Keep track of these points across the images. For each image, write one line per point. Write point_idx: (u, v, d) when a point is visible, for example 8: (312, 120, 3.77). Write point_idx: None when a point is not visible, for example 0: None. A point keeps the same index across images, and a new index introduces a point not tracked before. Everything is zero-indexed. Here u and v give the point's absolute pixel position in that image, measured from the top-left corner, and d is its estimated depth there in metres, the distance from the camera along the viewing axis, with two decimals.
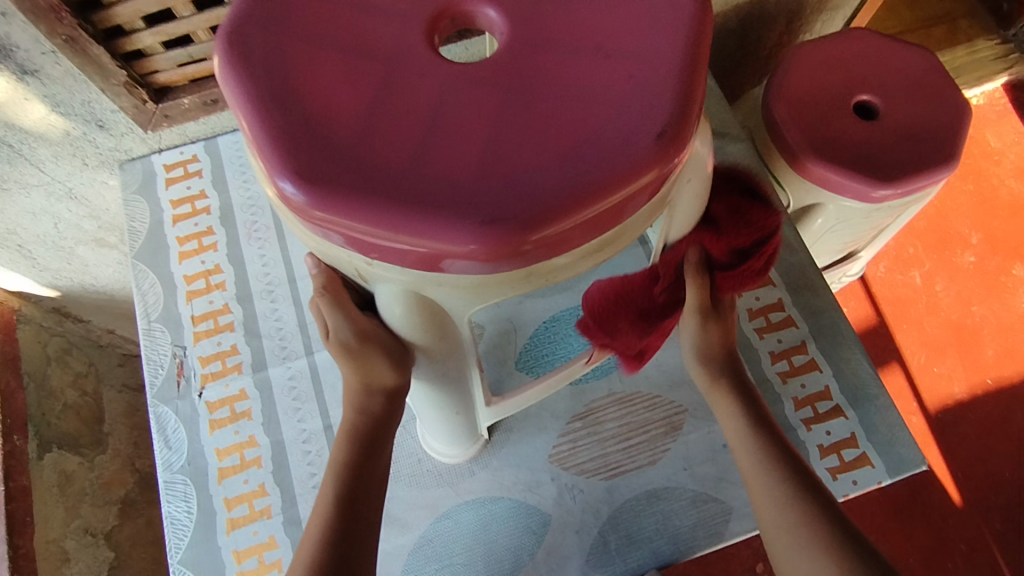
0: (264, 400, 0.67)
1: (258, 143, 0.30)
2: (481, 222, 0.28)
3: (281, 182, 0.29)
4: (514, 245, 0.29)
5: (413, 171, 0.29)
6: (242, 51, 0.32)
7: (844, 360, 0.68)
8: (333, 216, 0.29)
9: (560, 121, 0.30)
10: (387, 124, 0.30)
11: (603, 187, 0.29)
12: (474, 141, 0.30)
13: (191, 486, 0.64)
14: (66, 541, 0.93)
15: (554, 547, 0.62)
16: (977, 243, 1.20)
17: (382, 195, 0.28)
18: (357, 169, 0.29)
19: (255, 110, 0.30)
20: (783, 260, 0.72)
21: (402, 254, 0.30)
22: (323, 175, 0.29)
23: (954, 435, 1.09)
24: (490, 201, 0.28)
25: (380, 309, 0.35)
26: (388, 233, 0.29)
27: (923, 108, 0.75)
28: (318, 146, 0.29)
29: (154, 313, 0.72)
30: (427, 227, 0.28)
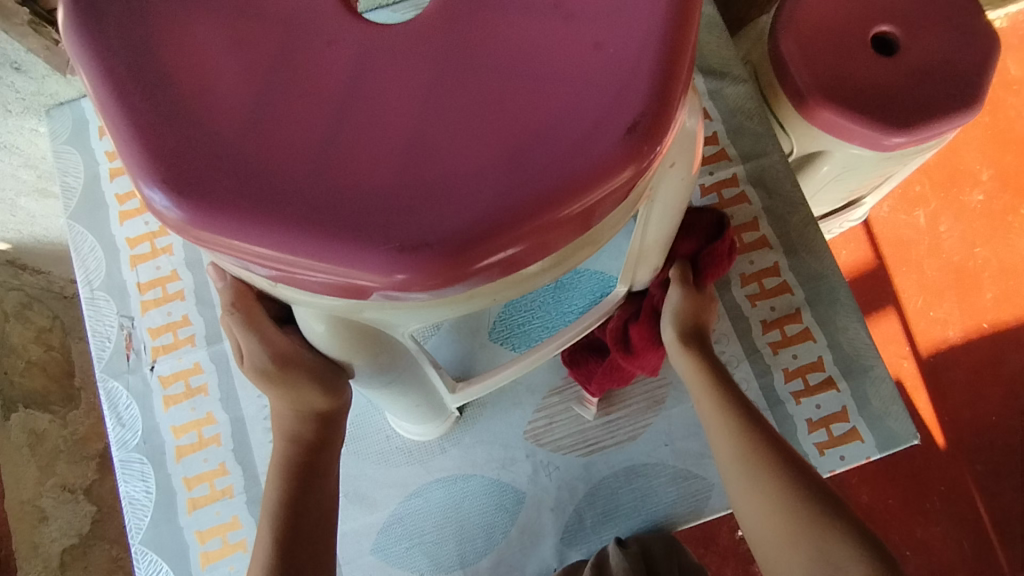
0: (220, 374, 0.63)
1: (119, 139, 0.23)
2: (402, 247, 0.22)
3: (149, 192, 0.23)
4: (448, 274, 0.23)
5: (314, 178, 0.23)
6: (96, 13, 0.25)
7: (839, 329, 0.64)
8: (216, 237, 0.23)
9: (506, 107, 0.23)
10: (282, 114, 0.23)
11: (558, 196, 0.23)
12: (393, 135, 0.23)
13: (148, 465, 0.61)
14: (43, 500, 0.92)
15: (528, 524, 0.60)
16: (987, 180, 1.13)
17: (276, 212, 0.22)
18: (245, 177, 0.23)
19: (115, 96, 0.24)
20: (783, 219, 0.67)
21: (309, 280, 0.24)
22: (202, 185, 0.23)
23: (945, 382, 1.07)
24: (413, 219, 0.22)
25: (302, 326, 0.30)
26: (288, 259, 0.23)
27: (950, 41, 0.66)
28: (194, 146, 0.23)
29: (97, 280, 0.66)
30: (332, 251, 0.22)
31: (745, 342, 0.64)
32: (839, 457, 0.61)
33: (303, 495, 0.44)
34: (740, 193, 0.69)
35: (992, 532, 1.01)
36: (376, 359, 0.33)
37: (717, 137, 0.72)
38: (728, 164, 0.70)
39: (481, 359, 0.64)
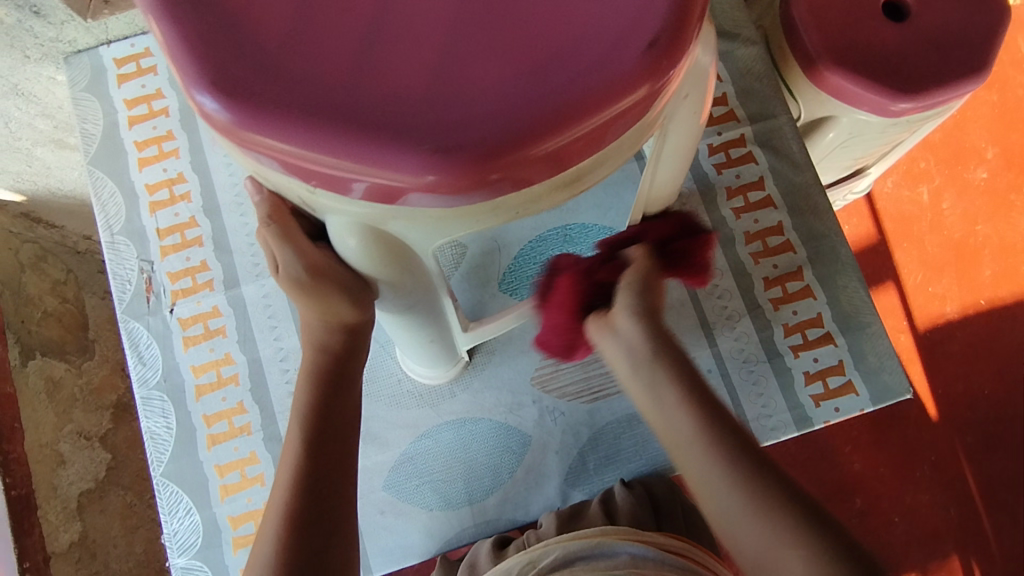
0: (239, 318, 0.65)
1: (168, 46, 0.25)
2: (434, 150, 0.24)
3: (198, 96, 0.24)
4: (476, 177, 0.24)
5: (354, 86, 0.24)
6: None
7: (839, 288, 0.65)
8: (261, 141, 0.25)
9: (532, 24, 0.25)
10: (323, 27, 0.25)
11: (582, 106, 0.24)
12: (427, 49, 0.25)
13: (168, 403, 0.63)
14: (61, 445, 0.95)
15: (533, 465, 0.62)
16: (992, 158, 1.14)
17: (317, 117, 0.24)
18: (288, 83, 0.24)
19: (163, 6, 0.25)
20: (788, 180, 0.68)
21: (349, 185, 0.25)
22: (247, 89, 0.24)
23: (940, 355, 1.09)
24: (445, 124, 0.24)
25: (335, 241, 0.32)
26: (327, 161, 0.24)
27: (960, 9, 0.67)
28: (241, 54, 0.25)
29: (117, 225, 0.67)
30: (372, 152, 0.24)
31: (747, 298, 0.66)
32: (835, 409, 0.63)
33: (327, 416, 0.47)
34: (747, 152, 0.70)
35: (977, 498, 1.04)
36: (400, 273, 0.35)
37: (726, 97, 0.73)
38: (737, 124, 0.71)
39: (491, 309, 0.66)
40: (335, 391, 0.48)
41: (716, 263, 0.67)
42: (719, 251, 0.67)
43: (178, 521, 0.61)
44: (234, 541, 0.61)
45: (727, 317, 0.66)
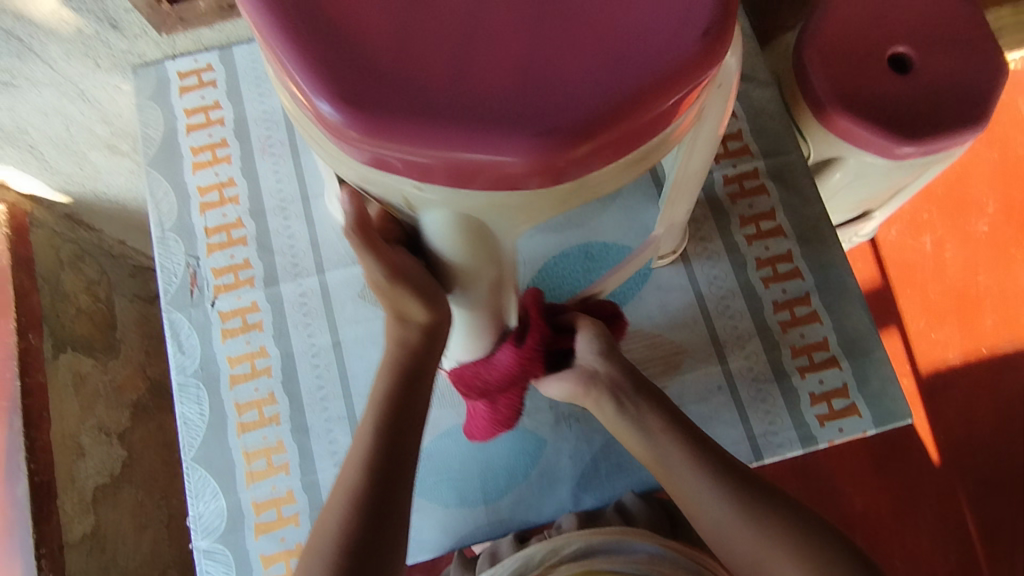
0: (275, 313, 0.69)
1: (291, 66, 0.29)
2: (538, 133, 0.28)
3: (322, 105, 0.29)
4: (573, 154, 0.29)
5: (458, 84, 0.29)
6: None
7: (845, 315, 0.69)
8: (383, 139, 0.29)
9: (599, 28, 0.30)
10: (422, 33, 0.29)
11: (652, 92, 0.29)
12: (515, 50, 0.29)
13: (203, 390, 0.67)
14: (82, 437, 0.97)
15: (547, 468, 0.65)
16: (993, 212, 1.18)
17: (432, 113, 0.29)
18: (400, 87, 0.29)
19: (281, 30, 0.29)
20: (797, 212, 0.73)
21: (462, 170, 0.30)
22: (365, 97, 0.29)
23: (942, 398, 1.11)
24: (544, 112, 0.29)
25: (429, 223, 0.38)
26: (443, 150, 0.29)
27: (960, 64, 0.72)
28: (357, 65, 0.29)
29: (168, 222, 0.72)
30: (482, 139, 0.29)
31: (757, 319, 0.69)
32: (838, 430, 0.66)
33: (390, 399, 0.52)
34: (760, 185, 0.75)
35: (979, 542, 1.05)
36: (475, 252, 0.42)
37: (741, 134, 0.77)
38: (751, 158, 0.76)
39: None
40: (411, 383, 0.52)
41: (727, 285, 0.71)
42: (731, 274, 0.71)
43: (204, 504, 0.64)
44: (257, 526, 0.63)
45: (738, 336, 0.69)
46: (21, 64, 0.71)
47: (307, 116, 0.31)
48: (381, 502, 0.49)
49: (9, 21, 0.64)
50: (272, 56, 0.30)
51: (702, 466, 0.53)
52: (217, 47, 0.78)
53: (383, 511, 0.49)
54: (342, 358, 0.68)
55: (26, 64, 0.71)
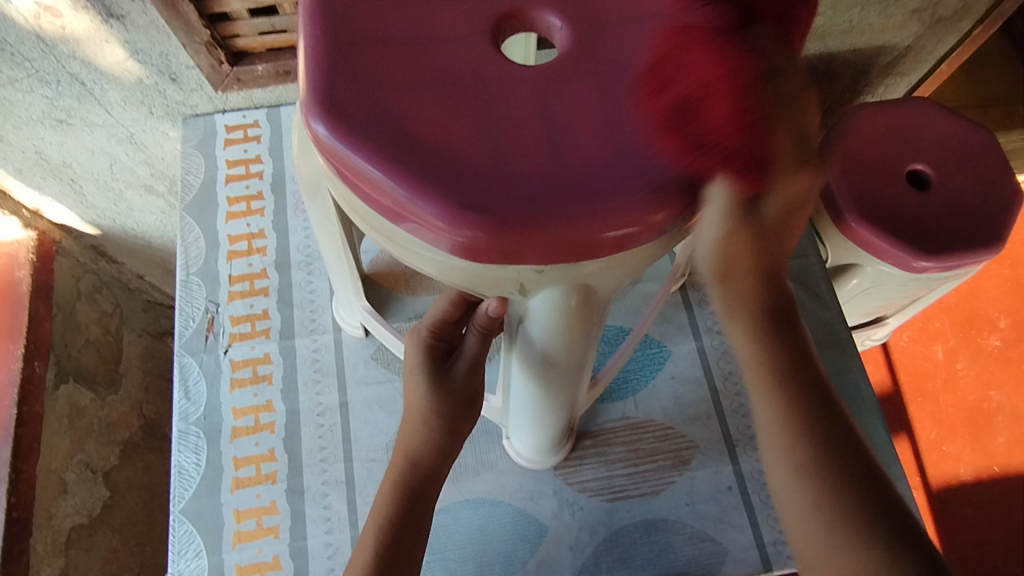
0: (286, 367, 0.69)
1: (408, 191, 0.32)
2: (653, 191, 0.32)
3: (447, 213, 0.32)
4: (682, 203, 0.33)
5: (561, 169, 0.33)
6: (339, 113, 0.33)
7: (861, 424, 0.68)
8: (515, 233, 0.32)
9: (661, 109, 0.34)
10: (510, 132, 0.33)
11: None
12: (593, 134, 0.34)
13: (203, 440, 0.66)
14: (67, 473, 0.94)
15: (547, 559, 0.62)
16: (1005, 328, 1.18)
17: (551, 195, 0.32)
18: (511, 182, 0.32)
19: (388, 160, 0.32)
20: (815, 314, 0.73)
21: (590, 245, 0.33)
22: (487, 199, 0.32)
23: (953, 517, 1.08)
24: (645, 176, 0.33)
25: (539, 309, 0.40)
26: (569, 228, 0.32)
27: (975, 187, 0.75)
28: (467, 169, 0.32)
29: (194, 266, 0.74)
30: (602, 208, 0.32)
31: None
32: None
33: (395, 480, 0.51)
34: None
35: None
36: (573, 343, 0.44)
37: None
38: None
39: None
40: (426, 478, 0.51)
41: (742, 382, 0.70)
42: None
43: (185, 563, 0.61)
44: None
45: (751, 437, 0.67)
46: (78, 106, 0.75)
47: (424, 233, 0.34)
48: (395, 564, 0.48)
49: (77, 66, 0.69)
50: (376, 184, 0.33)
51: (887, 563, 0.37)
52: (266, 106, 0.82)
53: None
54: (348, 419, 0.67)
55: (84, 106, 0.75)
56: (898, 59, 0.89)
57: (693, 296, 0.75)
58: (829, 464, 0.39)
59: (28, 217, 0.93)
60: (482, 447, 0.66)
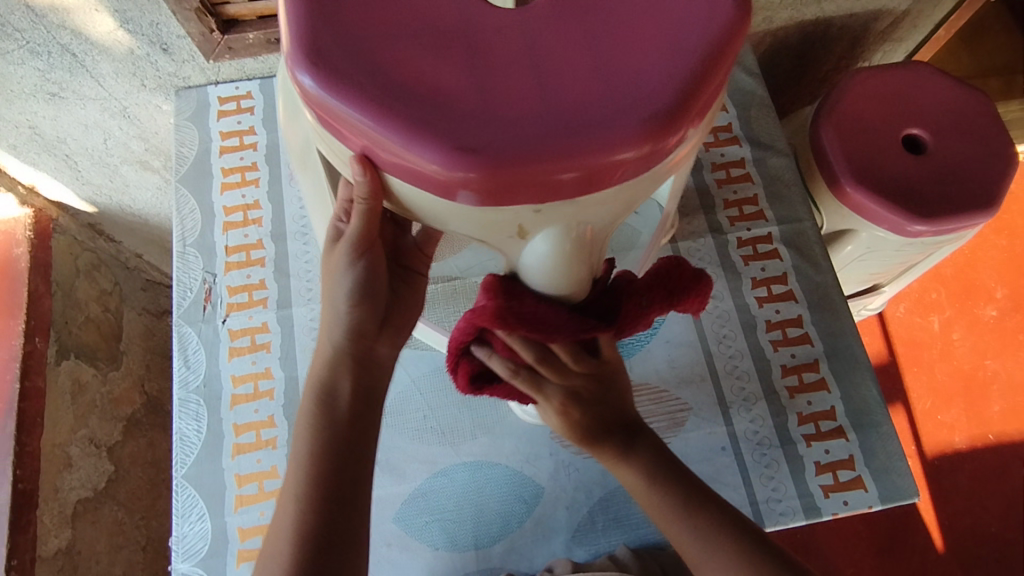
0: (284, 336, 0.69)
1: (404, 138, 0.33)
2: (646, 121, 0.33)
3: (438, 154, 0.32)
4: (669, 137, 0.33)
5: (552, 106, 0.33)
6: (325, 62, 0.34)
7: (853, 385, 0.68)
8: (513, 170, 0.32)
9: (646, 45, 0.34)
10: (495, 73, 0.33)
11: (711, 72, 0.34)
12: (578, 73, 0.34)
13: (203, 407, 0.66)
14: (71, 447, 0.95)
15: (543, 518, 0.63)
16: (1001, 298, 1.18)
17: (539, 133, 0.32)
18: (499, 121, 0.32)
19: (377, 105, 0.33)
20: (809, 278, 0.73)
21: (580, 181, 0.33)
22: (476, 138, 0.32)
23: (946, 482, 1.09)
24: (631, 110, 0.33)
25: (529, 252, 0.40)
26: (559, 165, 0.32)
27: (972, 151, 0.74)
28: (460, 111, 0.32)
29: (190, 237, 0.74)
30: (591, 144, 0.32)
31: (765, 382, 0.69)
32: (843, 502, 0.64)
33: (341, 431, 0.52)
34: (773, 249, 0.75)
35: None
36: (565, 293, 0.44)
37: (757, 199, 0.78)
38: (766, 223, 0.76)
39: None
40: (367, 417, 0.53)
41: (736, 346, 0.71)
42: (741, 335, 0.71)
43: (189, 525, 0.62)
44: (239, 553, 0.61)
45: (744, 398, 0.68)
46: (70, 78, 0.75)
47: (425, 178, 0.34)
48: (345, 493, 0.51)
49: (67, 37, 0.68)
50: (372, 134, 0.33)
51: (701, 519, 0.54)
52: (259, 77, 0.82)
53: (345, 507, 0.51)
54: None
55: (75, 78, 0.75)
56: (895, 25, 0.88)
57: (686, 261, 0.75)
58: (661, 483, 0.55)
59: (24, 193, 0.94)
60: (478, 412, 0.67)
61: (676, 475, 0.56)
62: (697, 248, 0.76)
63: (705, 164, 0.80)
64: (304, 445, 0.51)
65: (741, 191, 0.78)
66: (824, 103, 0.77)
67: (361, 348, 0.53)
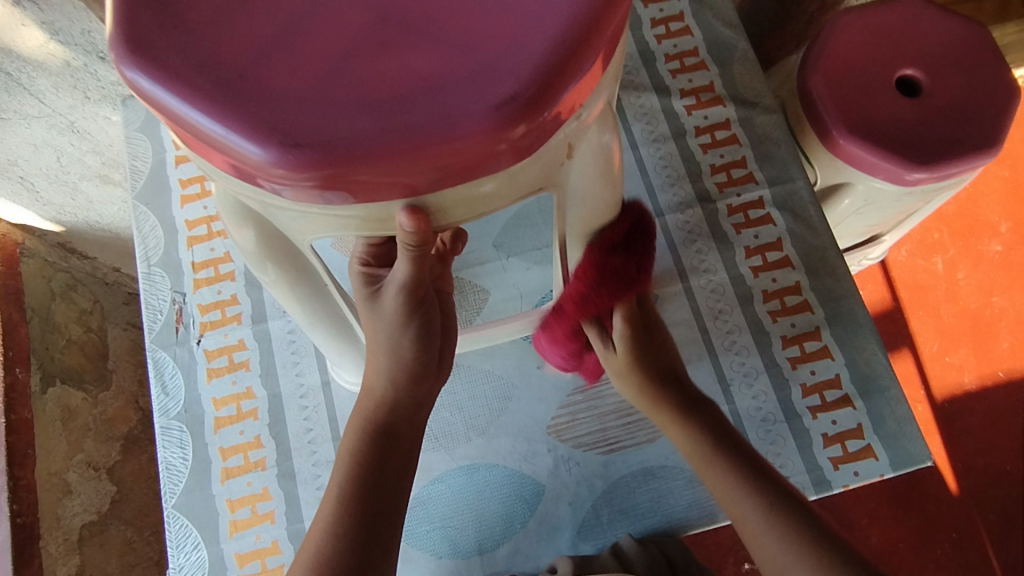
0: (263, 352, 0.67)
1: (222, 126, 0.27)
2: (501, 105, 0.27)
3: (266, 154, 0.27)
4: (540, 115, 0.28)
5: (396, 89, 0.27)
6: (145, 48, 0.28)
7: (858, 350, 0.66)
8: (341, 169, 0.27)
9: (520, 5, 0.29)
10: (337, 51, 0.28)
11: (593, 33, 0.28)
12: (436, 43, 0.28)
13: (187, 433, 0.64)
14: (69, 474, 0.93)
15: (546, 517, 0.61)
16: (1005, 232, 1.15)
17: (386, 118, 0.27)
18: (338, 109, 0.27)
19: (201, 99, 0.27)
20: (806, 241, 0.69)
21: (440, 171, 0.28)
22: (309, 131, 0.27)
23: (960, 426, 1.07)
24: (494, 86, 0.27)
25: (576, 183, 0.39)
26: (410, 156, 0.27)
27: (971, 87, 0.70)
28: (287, 100, 0.27)
29: (154, 256, 0.71)
30: (444, 131, 0.27)
31: (766, 356, 0.66)
32: (854, 473, 0.62)
33: (382, 458, 0.46)
34: (765, 214, 0.71)
35: None
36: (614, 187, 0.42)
37: (746, 161, 0.73)
38: (756, 186, 0.72)
39: (520, 355, 0.67)
40: (392, 440, 0.46)
41: (733, 320, 0.68)
42: (738, 308, 0.68)
43: (185, 556, 0.61)
44: None
45: (745, 374, 0.66)
46: (8, 99, 0.69)
47: (251, 177, 0.28)
48: (372, 535, 0.43)
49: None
50: (190, 122, 0.28)
51: (789, 525, 0.51)
52: None
53: (377, 537, 0.44)
54: (331, 398, 0.65)
55: (14, 98, 0.70)
56: None
57: (675, 235, 0.71)
58: (745, 480, 0.54)
59: None
60: (471, 413, 0.64)
61: (725, 440, 0.56)
62: (686, 219, 0.72)
63: (688, 129, 0.75)
64: (338, 474, 0.45)
65: (728, 155, 0.74)
66: (810, 51, 0.72)
67: (419, 390, 0.47)
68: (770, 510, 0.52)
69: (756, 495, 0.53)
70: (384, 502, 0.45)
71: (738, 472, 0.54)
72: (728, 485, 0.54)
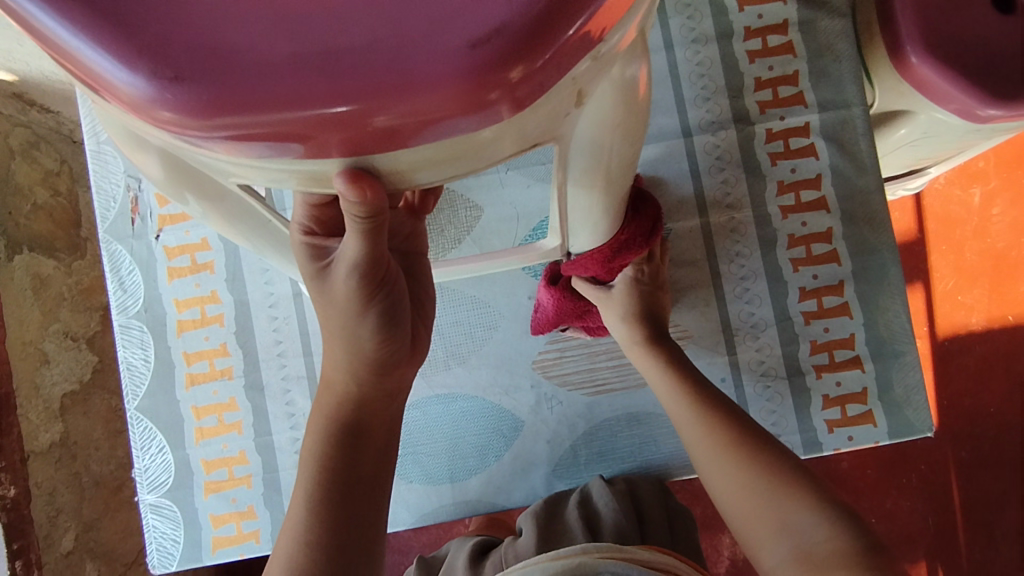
0: (229, 255, 0.60)
1: (72, 32, 0.19)
2: (475, 44, 0.18)
3: (134, 85, 0.19)
4: (533, 65, 0.19)
5: (332, 8, 0.19)
6: None
7: (879, 310, 0.60)
8: (240, 117, 0.19)
9: None
10: None
11: None
12: None
13: (148, 334, 0.60)
14: (46, 344, 0.80)
15: (522, 452, 0.59)
16: None
17: (307, 53, 0.19)
18: (242, 32, 0.19)
19: None
20: (847, 182, 0.61)
21: (389, 134, 0.20)
22: (197, 59, 0.19)
23: None
24: (469, 17, 0.19)
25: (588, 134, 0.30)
26: (340, 110, 0.19)
27: None
28: (175, 9, 0.19)
29: (104, 132, 0.62)
30: (390, 78, 0.18)
31: (778, 307, 0.60)
32: (847, 437, 0.59)
33: (351, 455, 0.39)
34: (808, 145, 0.61)
35: None
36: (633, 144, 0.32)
37: (797, 77, 0.62)
38: (804, 110, 0.62)
39: (512, 282, 0.61)
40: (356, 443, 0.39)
41: (750, 265, 0.61)
42: (757, 252, 0.61)
43: (150, 458, 0.59)
44: (206, 485, 0.59)
45: (752, 326, 0.61)
46: None
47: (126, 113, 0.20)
48: (349, 541, 0.37)
49: None
50: (26, 18, 0.19)
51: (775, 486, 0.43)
52: None
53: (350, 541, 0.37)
54: (303, 311, 0.60)
55: None
56: None
57: (700, 160, 0.62)
58: (731, 437, 0.47)
59: None
60: (451, 340, 0.60)
61: (738, 420, 0.48)
62: (716, 143, 0.62)
63: (736, 31, 0.63)
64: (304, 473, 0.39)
65: (777, 68, 0.62)
66: None
67: (391, 380, 0.39)
68: (784, 496, 0.42)
69: (746, 459, 0.45)
70: (359, 508, 0.38)
71: (728, 429, 0.47)
72: (712, 441, 0.47)
